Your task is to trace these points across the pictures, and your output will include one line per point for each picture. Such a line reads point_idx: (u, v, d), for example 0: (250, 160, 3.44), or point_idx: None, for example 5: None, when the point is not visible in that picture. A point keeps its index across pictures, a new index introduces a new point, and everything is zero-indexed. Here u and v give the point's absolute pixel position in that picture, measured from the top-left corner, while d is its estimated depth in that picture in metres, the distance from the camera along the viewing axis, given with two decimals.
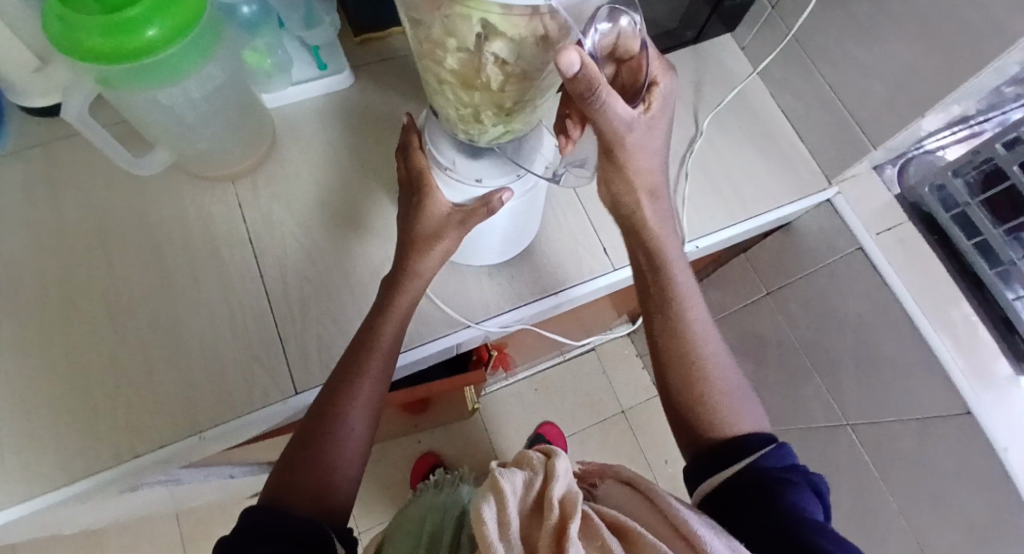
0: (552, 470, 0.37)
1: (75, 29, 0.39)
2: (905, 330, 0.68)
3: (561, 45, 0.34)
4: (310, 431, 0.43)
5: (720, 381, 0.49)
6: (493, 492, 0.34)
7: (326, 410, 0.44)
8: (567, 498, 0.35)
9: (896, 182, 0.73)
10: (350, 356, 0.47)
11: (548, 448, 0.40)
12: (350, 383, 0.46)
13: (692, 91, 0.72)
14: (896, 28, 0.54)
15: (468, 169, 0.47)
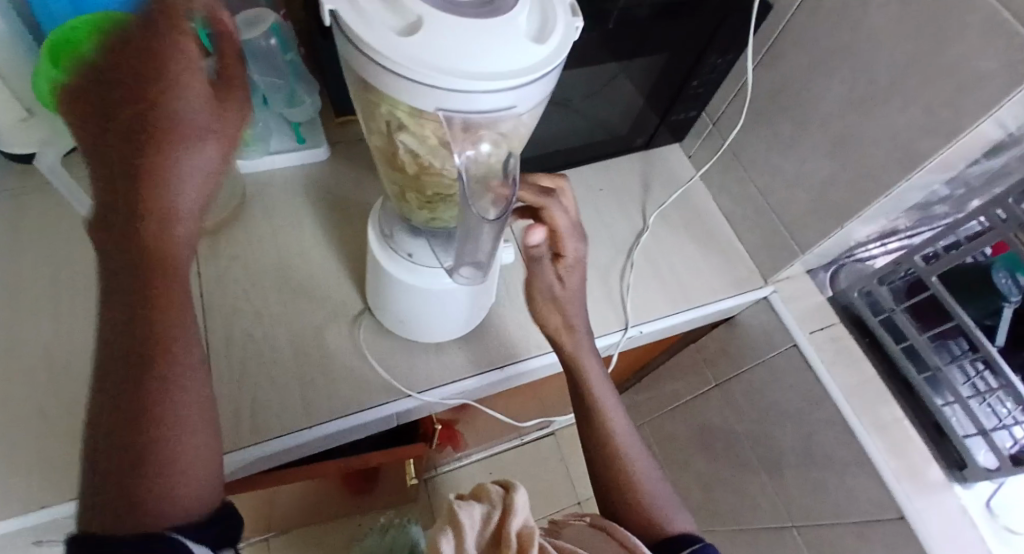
0: (513, 505, 0.45)
1: (61, 89, 0.43)
2: (839, 429, 0.70)
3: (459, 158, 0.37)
4: (111, 435, 0.32)
5: (643, 477, 0.53)
6: (456, 526, 0.42)
7: (116, 401, 0.33)
8: (526, 531, 0.43)
9: (829, 286, 0.78)
10: (128, 319, 0.34)
11: (507, 481, 0.48)
12: (147, 354, 0.33)
13: (641, 189, 0.78)
14: (816, 145, 0.62)
15: (403, 242, 0.50)
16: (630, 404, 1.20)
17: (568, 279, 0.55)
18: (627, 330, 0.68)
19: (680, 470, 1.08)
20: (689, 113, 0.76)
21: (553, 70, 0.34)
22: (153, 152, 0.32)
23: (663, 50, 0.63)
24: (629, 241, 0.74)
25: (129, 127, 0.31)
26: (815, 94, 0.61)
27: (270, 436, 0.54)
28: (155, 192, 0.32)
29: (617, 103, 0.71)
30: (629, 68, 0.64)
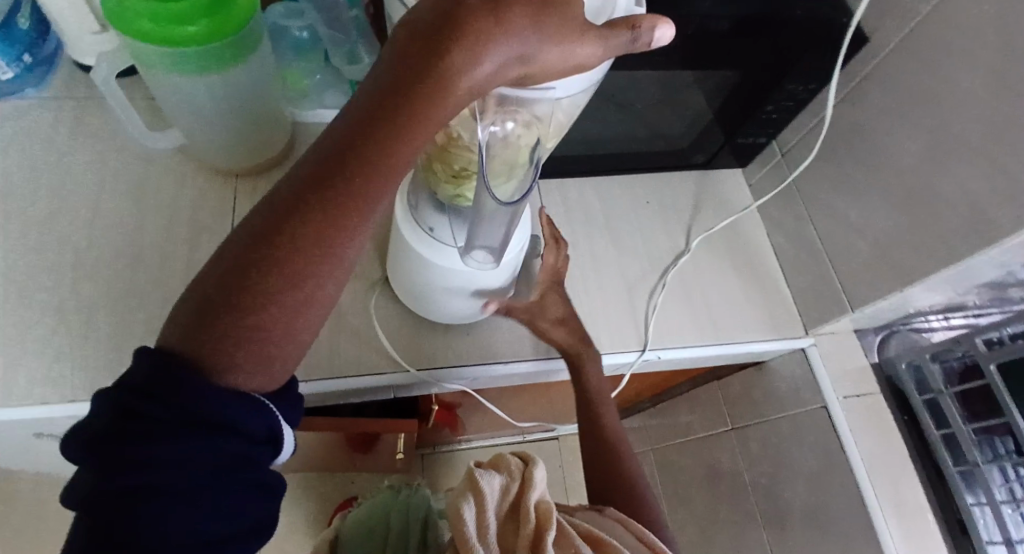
0: (529, 476, 0.45)
1: (125, 11, 0.44)
2: (853, 502, 0.65)
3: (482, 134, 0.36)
4: (230, 299, 0.30)
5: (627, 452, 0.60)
6: (474, 493, 0.42)
7: (252, 270, 0.30)
8: (543, 504, 0.43)
9: (875, 351, 0.71)
10: (311, 193, 0.30)
11: (525, 456, 0.48)
12: (296, 241, 0.30)
13: (690, 209, 0.74)
14: (887, 197, 0.57)
15: (428, 217, 0.48)
16: (641, 425, 1.16)
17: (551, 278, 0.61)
18: (645, 353, 0.65)
19: (679, 504, 1.04)
20: (758, 139, 0.71)
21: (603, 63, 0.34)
22: (410, 111, 0.28)
23: (738, 68, 0.59)
24: (666, 261, 0.70)
25: (411, 60, 0.27)
26: (897, 143, 0.56)
27: None
28: (413, 124, 0.28)
29: (681, 115, 0.67)
30: (698, 80, 0.60)
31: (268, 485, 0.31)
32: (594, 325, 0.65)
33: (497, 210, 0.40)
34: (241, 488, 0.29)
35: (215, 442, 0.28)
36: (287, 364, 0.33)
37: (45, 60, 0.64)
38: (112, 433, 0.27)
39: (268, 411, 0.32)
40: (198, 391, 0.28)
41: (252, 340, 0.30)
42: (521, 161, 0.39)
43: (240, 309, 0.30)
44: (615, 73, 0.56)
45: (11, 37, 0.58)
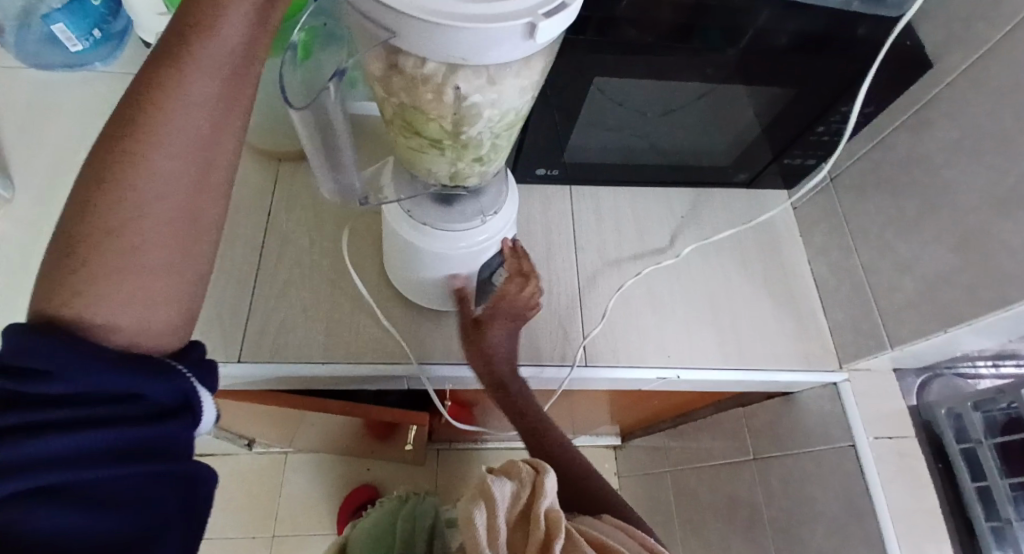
0: (541, 485, 0.43)
1: None
2: (875, 550, 0.61)
3: (401, 84, 0.31)
4: (79, 223, 0.30)
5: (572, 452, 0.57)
6: (483, 499, 0.41)
7: (97, 183, 0.30)
8: (553, 514, 0.42)
9: (913, 393, 0.67)
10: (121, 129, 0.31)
11: (537, 463, 0.46)
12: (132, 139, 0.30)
13: (728, 227, 0.72)
14: (937, 235, 0.55)
15: (399, 188, 0.47)
16: (660, 446, 1.14)
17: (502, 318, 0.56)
18: (664, 372, 0.63)
19: (692, 530, 1.01)
20: (806, 162, 0.68)
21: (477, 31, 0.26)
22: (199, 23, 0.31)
23: (790, 87, 0.57)
24: (698, 279, 0.68)
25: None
26: (955, 179, 0.53)
27: (284, 358, 0.57)
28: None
29: (726, 132, 0.65)
30: (745, 96, 0.59)
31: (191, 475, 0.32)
32: (618, 339, 0.63)
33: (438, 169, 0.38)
34: (146, 470, 0.29)
35: (113, 415, 0.28)
36: (147, 337, 0.32)
37: (115, 36, 0.68)
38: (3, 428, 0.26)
39: (176, 374, 0.31)
40: (79, 365, 0.28)
41: (107, 254, 0.30)
42: (429, 133, 0.34)
43: (82, 226, 0.30)
44: (663, 84, 0.55)
45: (82, 10, 0.62)
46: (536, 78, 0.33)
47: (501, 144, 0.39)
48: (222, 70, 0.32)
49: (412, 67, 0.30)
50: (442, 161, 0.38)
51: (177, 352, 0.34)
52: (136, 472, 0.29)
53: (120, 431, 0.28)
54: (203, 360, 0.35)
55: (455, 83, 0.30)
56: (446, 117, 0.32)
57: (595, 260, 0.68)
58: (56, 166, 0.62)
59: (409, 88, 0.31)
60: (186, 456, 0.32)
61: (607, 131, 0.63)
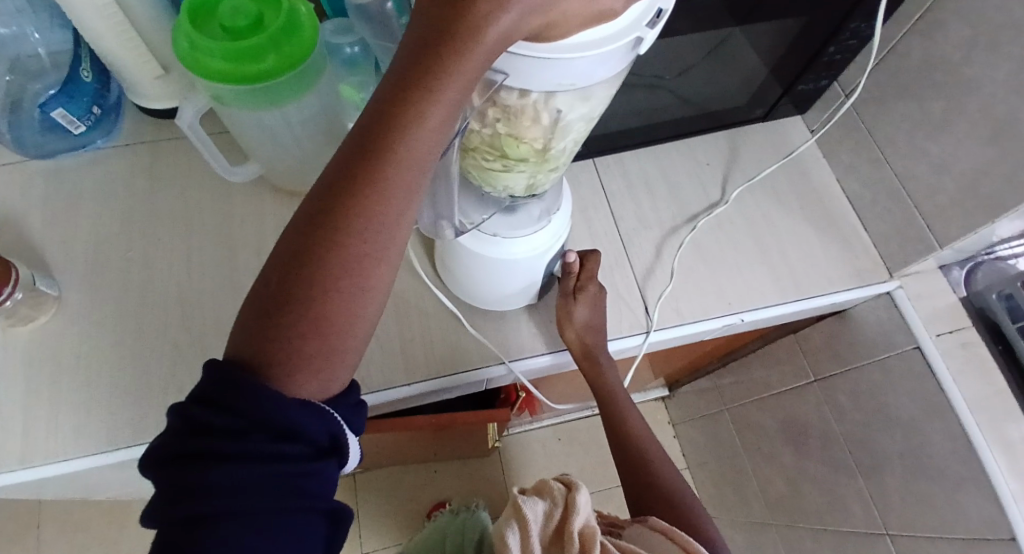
0: (573, 502, 0.45)
1: (198, 51, 0.45)
2: (956, 441, 0.64)
3: (501, 112, 0.33)
4: (278, 299, 0.30)
5: (633, 418, 0.64)
6: (517, 518, 0.44)
7: (305, 262, 0.29)
8: (587, 531, 0.43)
9: (962, 285, 0.69)
10: (326, 197, 0.29)
11: (568, 478, 0.48)
12: (344, 227, 0.28)
13: (752, 164, 0.73)
14: (969, 128, 0.55)
15: (473, 212, 0.46)
16: (713, 387, 1.16)
17: (583, 287, 0.58)
18: (729, 318, 0.65)
19: (764, 460, 1.04)
20: (819, 84, 0.69)
21: (601, 54, 0.27)
22: (404, 108, 0.26)
23: (796, 15, 0.57)
24: (738, 223, 0.70)
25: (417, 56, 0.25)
26: (978, 70, 0.53)
27: (368, 390, 0.57)
28: (445, 80, 0.25)
29: (735, 73, 0.65)
30: (749, 34, 0.59)
31: (334, 510, 0.32)
32: (675, 296, 0.65)
33: (515, 178, 0.40)
34: (301, 506, 0.29)
35: (271, 451, 0.28)
36: (338, 382, 0.33)
37: (112, 109, 0.67)
38: (188, 447, 0.28)
39: (328, 414, 0.32)
40: (258, 394, 0.28)
41: (307, 352, 0.30)
42: (519, 154, 0.36)
43: (281, 317, 0.29)
44: (668, 41, 0.55)
45: (78, 91, 0.60)
46: (614, 89, 0.35)
47: (570, 151, 0.41)
48: (423, 158, 0.28)
49: (515, 100, 0.31)
50: (521, 177, 0.40)
51: (338, 393, 0.34)
52: (295, 509, 0.29)
53: (274, 466, 0.28)
54: (353, 402, 0.35)
55: (554, 105, 0.32)
56: (539, 138, 0.35)
57: (637, 227, 0.69)
58: (94, 251, 0.62)
59: (511, 114, 0.32)
60: (331, 494, 0.32)
61: (622, 99, 0.63)
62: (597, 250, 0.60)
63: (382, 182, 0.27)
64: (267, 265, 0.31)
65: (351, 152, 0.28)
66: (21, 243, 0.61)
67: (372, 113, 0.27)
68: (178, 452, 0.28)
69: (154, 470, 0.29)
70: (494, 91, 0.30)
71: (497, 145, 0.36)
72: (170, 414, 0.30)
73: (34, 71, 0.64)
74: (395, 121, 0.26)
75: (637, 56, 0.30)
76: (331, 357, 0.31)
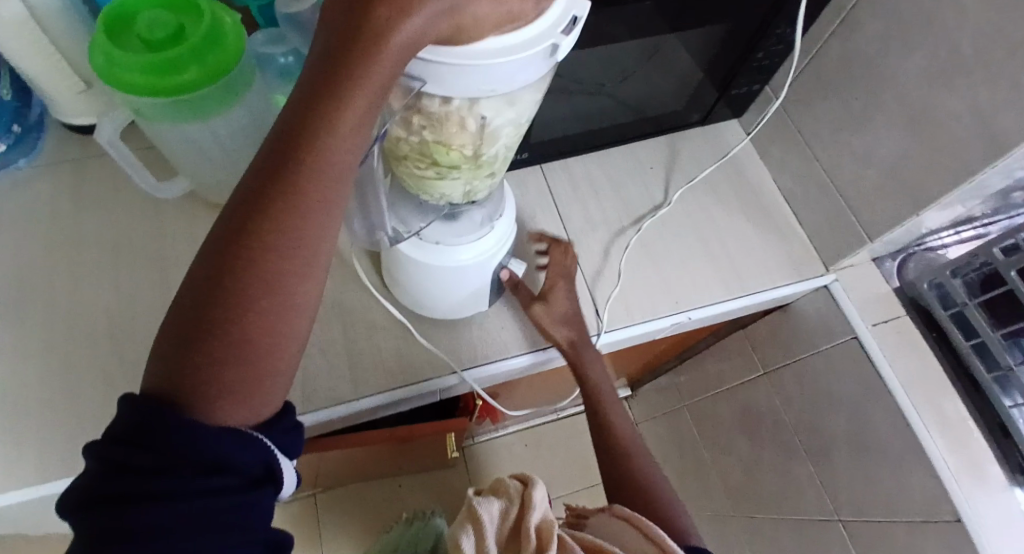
0: (528, 499, 0.44)
1: (115, 65, 0.43)
2: (897, 425, 0.66)
3: (425, 119, 0.32)
4: (195, 324, 0.28)
5: (622, 427, 0.60)
6: (472, 523, 0.42)
7: (222, 283, 0.28)
8: (543, 526, 0.42)
9: (894, 276, 0.72)
10: (242, 215, 0.27)
11: (524, 476, 0.47)
12: (263, 241, 0.27)
13: (693, 166, 0.75)
14: (889, 123, 0.58)
15: (411, 220, 0.46)
16: (671, 385, 1.18)
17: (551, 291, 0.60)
18: (676, 317, 0.66)
19: (722, 454, 1.06)
20: (751, 87, 0.71)
21: (509, 61, 0.27)
22: (316, 119, 0.25)
23: (725, 20, 0.58)
24: (681, 222, 0.71)
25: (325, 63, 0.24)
26: (896, 69, 0.56)
27: (314, 407, 0.56)
28: (355, 89, 0.24)
29: (672, 78, 0.67)
30: (682, 39, 0.60)
31: (275, 542, 0.30)
32: (624, 298, 0.66)
33: (450, 185, 0.40)
34: (237, 541, 0.27)
35: (199, 487, 0.26)
36: (268, 404, 0.31)
37: (33, 127, 0.63)
38: (109, 489, 0.26)
39: (257, 441, 0.30)
40: (182, 425, 0.27)
41: (229, 376, 0.28)
42: (450, 161, 0.36)
43: (199, 341, 0.28)
44: (604, 47, 0.56)
45: None
46: (540, 94, 0.35)
47: (504, 156, 0.41)
48: (341, 167, 0.27)
49: (437, 108, 0.31)
50: (456, 184, 0.40)
51: (270, 417, 0.32)
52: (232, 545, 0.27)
53: (205, 500, 0.26)
54: (291, 423, 0.33)
55: (479, 112, 0.32)
56: (468, 145, 0.35)
57: (584, 231, 0.69)
58: (16, 276, 0.58)
59: (435, 121, 0.32)
60: (269, 525, 0.30)
61: (562, 104, 0.64)
62: (570, 243, 0.62)
63: (299, 194, 0.27)
64: (184, 288, 0.29)
65: (265, 166, 0.27)
66: None
67: (284, 122, 0.26)
68: (103, 494, 0.26)
69: (71, 514, 0.27)
70: (415, 98, 0.30)
71: (427, 153, 0.36)
72: (84, 453, 0.28)
73: None
74: (308, 131, 0.25)
75: (557, 60, 0.30)
76: (258, 379, 0.30)
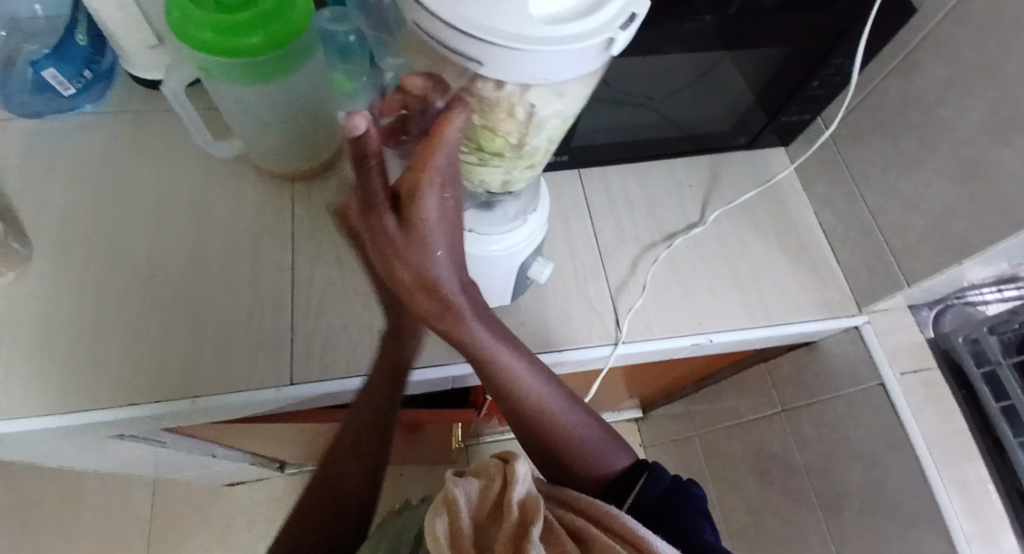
0: (512, 473, 0.37)
1: (187, 21, 0.45)
2: (914, 479, 0.64)
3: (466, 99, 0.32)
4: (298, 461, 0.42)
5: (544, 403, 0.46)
6: (447, 506, 0.36)
7: None
8: (524, 504, 0.36)
9: (930, 325, 0.70)
10: None
11: (508, 452, 0.41)
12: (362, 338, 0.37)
13: (733, 190, 0.74)
14: (939, 167, 0.57)
15: None
16: (684, 411, 1.17)
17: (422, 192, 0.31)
18: (697, 337, 0.65)
19: (728, 488, 1.04)
20: (802, 117, 0.70)
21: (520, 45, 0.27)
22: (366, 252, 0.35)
23: (783, 45, 0.58)
24: (713, 245, 0.70)
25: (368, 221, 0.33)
26: (952, 113, 0.55)
27: (329, 376, 0.56)
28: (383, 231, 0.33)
29: (721, 98, 0.66)
30: (736, 61, 0.60)
31: None
32: (647, 312, 0.65)
33: (490, 174, 0.41)
34: None
35: None
36: None
37: (103, 75, 0.67)
38: None
39: None
40: None
41: None
42: (495, 147, 0.37)
43: None
44: (657, 59, 0.57)
45: (71, 54, 0.61)
46: (588, 88, 0.36)
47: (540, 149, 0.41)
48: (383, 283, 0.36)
49: (491, 93, 0.32)
50: (496, 172, 0.40)
51: None
52: None
53: None
54: None
55: (529, 100, 0.33)
56: (514, 132, 0.35)
57: (615, 241, 0.69)
58: (69, 214, 0.61)
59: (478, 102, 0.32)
60: None
61: (608, 112, 0.64)
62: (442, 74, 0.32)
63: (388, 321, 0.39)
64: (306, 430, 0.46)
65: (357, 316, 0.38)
66: None
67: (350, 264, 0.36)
68: None
69: None
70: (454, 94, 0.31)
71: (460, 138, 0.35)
72: None
73: (27, 32, 0.66)
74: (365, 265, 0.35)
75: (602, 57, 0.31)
76: None
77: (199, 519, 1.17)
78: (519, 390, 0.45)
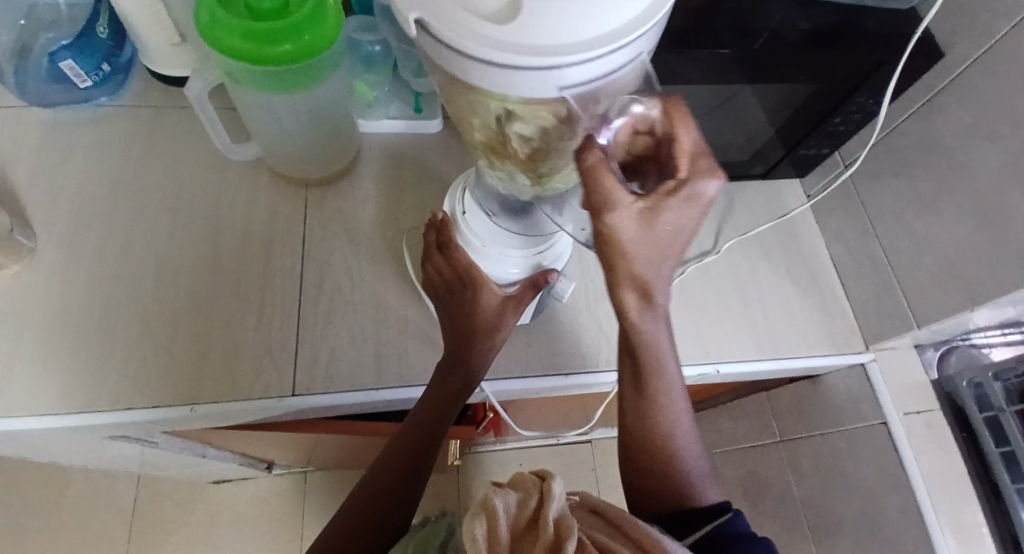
0: (549, 489, 0.35)
1: (216, 27, 0.44)
2: (912, 521, 0.64)
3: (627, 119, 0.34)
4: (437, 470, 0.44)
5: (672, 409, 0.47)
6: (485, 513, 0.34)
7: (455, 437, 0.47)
8: (563, 521, 0.33)
9: (934, 366, 0.69)
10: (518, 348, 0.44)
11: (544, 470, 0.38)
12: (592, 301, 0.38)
13: (746, 219, 0.74)
14: (956, 214, 0.57)
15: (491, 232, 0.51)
16: None
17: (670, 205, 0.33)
18: (705, 367, 0.65)
19: None
20: (820, 152, 0.70)
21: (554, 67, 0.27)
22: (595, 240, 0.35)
23: (810, 82, 0.58)
24: (725, 274, 0.70)
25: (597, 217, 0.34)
26: (975, 162, 0.55)
27: (334, 388, 0.55)
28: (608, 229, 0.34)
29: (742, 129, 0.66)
30: (761, 94, 0.60)
31: None
32: None
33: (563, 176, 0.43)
34: None
35: None
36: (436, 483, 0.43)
37: (121, 68, 0.66)
38: None
39: None
40: None
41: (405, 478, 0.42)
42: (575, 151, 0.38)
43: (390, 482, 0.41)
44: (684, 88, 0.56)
45: (90, 46, 0.61)
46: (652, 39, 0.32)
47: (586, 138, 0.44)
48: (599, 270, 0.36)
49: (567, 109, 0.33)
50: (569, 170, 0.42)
51: None
52: None
53: None
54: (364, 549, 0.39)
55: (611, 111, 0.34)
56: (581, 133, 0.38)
57: None
58: (78, 208, 0.61)
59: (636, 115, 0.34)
60: None
61: None
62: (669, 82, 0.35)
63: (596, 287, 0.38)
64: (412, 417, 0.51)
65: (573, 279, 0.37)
66: (6, 191, 0.60)
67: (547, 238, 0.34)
68: None
69: None
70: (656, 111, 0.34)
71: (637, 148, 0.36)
72: None
73: (47, 21, 0.66)
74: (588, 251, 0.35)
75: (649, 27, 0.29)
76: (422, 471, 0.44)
77: (184, 516, 1.15)
78: (660, 394, 0.46)
